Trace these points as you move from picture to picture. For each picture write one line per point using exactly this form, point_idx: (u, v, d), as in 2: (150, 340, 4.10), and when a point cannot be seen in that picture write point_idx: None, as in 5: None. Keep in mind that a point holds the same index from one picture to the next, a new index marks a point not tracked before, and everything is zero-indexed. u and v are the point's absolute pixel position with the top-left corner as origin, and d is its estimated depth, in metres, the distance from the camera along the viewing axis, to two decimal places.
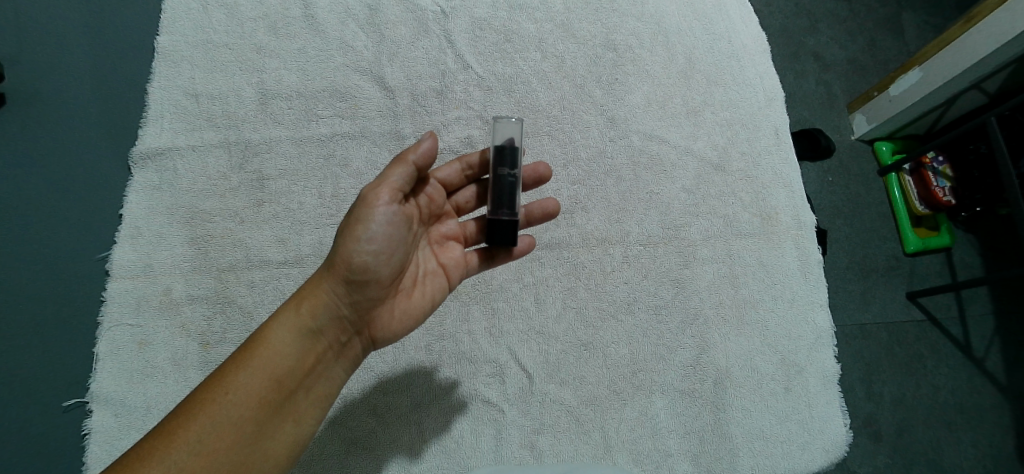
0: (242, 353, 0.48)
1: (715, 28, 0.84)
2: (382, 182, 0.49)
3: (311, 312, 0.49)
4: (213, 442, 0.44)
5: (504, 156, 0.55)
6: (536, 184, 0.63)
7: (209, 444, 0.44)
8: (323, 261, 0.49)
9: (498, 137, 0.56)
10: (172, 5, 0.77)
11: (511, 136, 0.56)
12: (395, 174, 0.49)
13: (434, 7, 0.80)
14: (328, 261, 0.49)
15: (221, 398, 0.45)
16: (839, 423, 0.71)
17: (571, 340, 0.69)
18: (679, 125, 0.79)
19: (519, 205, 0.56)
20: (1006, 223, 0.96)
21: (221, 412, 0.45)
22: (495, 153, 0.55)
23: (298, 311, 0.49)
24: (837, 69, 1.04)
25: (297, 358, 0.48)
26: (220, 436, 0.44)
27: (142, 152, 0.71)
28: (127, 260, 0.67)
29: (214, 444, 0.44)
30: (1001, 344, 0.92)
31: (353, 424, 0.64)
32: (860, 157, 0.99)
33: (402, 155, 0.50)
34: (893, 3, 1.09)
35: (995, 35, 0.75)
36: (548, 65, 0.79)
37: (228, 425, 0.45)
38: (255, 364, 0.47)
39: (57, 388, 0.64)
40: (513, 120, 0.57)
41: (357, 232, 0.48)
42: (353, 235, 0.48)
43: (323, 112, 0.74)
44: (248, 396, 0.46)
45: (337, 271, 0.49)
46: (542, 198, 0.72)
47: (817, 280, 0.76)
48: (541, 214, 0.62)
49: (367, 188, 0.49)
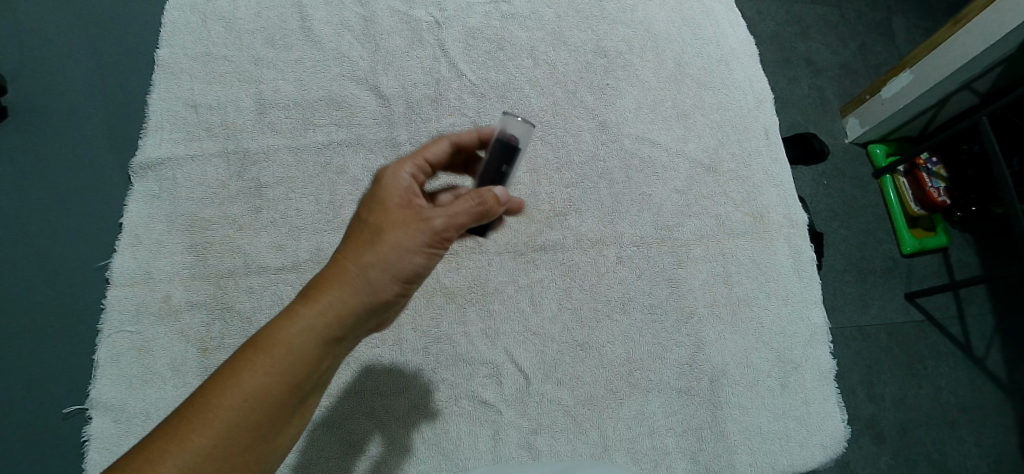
0: (260, 355, 0.42)
1: (704, 33, 0.86)
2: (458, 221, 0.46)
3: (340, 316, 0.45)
4: (231, 448, 0.40)
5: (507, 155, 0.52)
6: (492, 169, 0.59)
7: (222, 453, 0.40)
8: (364, 267, 0.44)
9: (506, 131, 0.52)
10: (172, 20, 0.79)
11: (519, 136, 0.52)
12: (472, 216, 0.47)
13: (428, 17, 0.82)
14: (370, 271, 0.45)
15: (235, 405, 0.41)
16: (837, 418, 0.71)
17: (567, 340, 0.69)
18: (669, 128, 0.80)
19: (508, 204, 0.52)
20: (1003, 221, 0.97)
21: (241, 417, 0.41)
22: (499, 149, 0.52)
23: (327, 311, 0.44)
24: (827, 73, 1.05)
25: (321, 364, 0.45)
26: (233, 444, 0.41)
27: (141, 162, 0.72)
28: (127, 268, 0.68)
29: (232, 450, 0.40)
30: (1001, 342, 0.91)
31: (327, 433, 0.63)
32: (853, 159, 1.00)
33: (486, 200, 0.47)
34: (882, 8, 1.11)
35: (983, 35, 0.76)
36: (540, 72, 0.81)
37: (246, 431, 0.41)
38: (275, 369, 0.42)
39: (57, 395, 0.65)
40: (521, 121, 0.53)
41: (419, 260, 0.46)
42: (413, 260, 0.45)
43: (320, 120, 0.76)
44: (268, 402, 0.42)
45: (376, 277, 0.45)
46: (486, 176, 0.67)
47: (811, 277, 0.76)
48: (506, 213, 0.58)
49: (434, 215, 0.46)
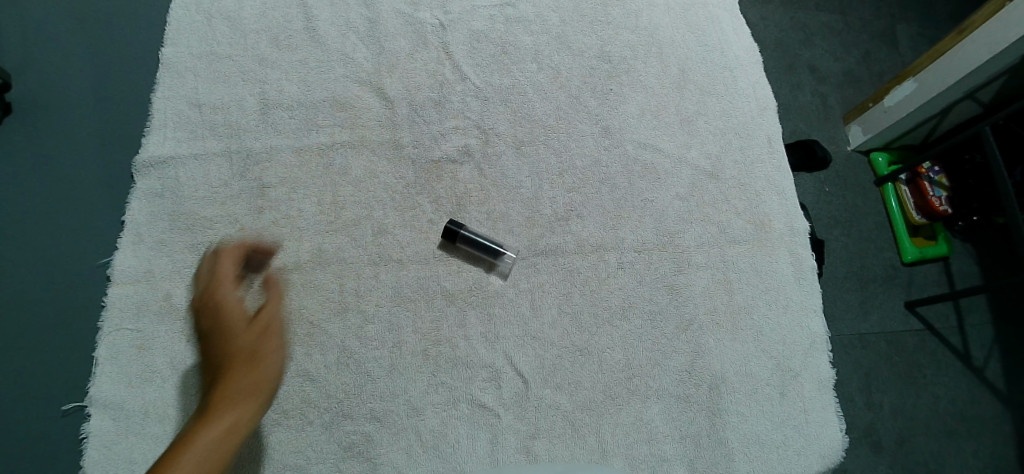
0: (172, 451, 0.42)
1: (708, 39, 0.86)
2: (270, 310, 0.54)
3: (229, 406, 0.47)
4: None
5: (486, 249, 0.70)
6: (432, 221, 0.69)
7: None
8: (228, 361, 0.50)
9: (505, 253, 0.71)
10: (177, 18, 0.79)
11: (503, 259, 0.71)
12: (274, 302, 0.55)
13: (432, 20, 0.82)
14: (240, 359, 0.50)
15: None
16: (835, 428, 0.70)
17: (567, 345, 0.69)
18: (672, 134, 0.80)
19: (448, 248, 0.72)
20: (1003, 231, 0.97)
21: None
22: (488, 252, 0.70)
23: (223, 407, 0.46)
24: (831, 81, 1.05)
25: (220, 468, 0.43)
26: None
27: (145, 160, 0.73)
28: (128, 266, 0.68)
29: None
30: (1000, 353, 0.91)
31: (292, 436, 0.63)
32: (856, 168, 1.00)
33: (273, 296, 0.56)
34: (886, 17, 1.11)
35: (987, 45, 0.76)
36: (544, 76, 0.81)
37: None
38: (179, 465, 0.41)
39: (56, 392, 0.65)
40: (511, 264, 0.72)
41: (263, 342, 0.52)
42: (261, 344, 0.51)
43: (323, 121, 0.76)
44: None
45: (241, 363, 0.50)
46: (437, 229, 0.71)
47: (812, 286, 0.76)
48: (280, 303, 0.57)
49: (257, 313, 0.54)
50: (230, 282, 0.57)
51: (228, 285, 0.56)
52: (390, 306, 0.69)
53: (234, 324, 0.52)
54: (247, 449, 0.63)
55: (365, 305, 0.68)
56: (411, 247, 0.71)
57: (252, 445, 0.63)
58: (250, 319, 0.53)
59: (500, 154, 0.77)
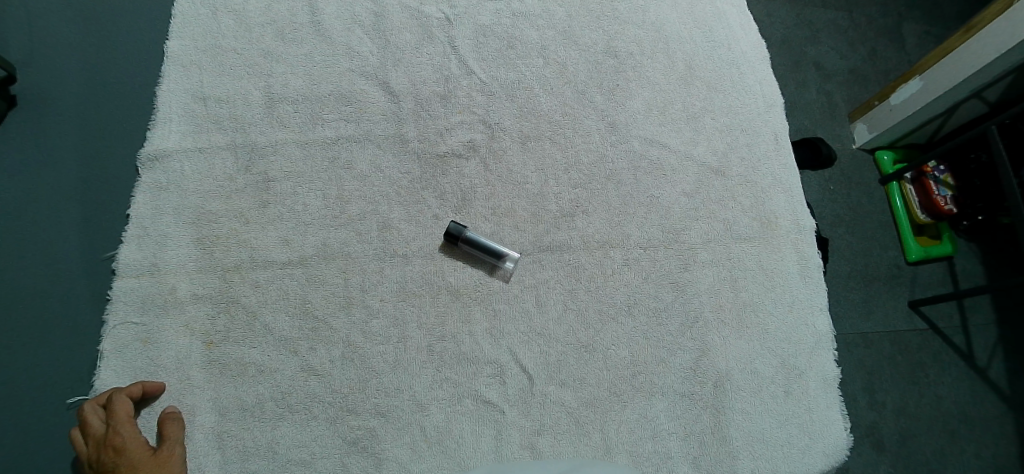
0: None
1: (715, 36, 0.86)
2: (173, 441, 0.58)
3: None
4: None
5: (491, 252, 0.70)
6: (448, 234, 0.70)
7: None
8: None
9: (507, 254, 0.71)
10: (182, 12, 0.79)
11: (506, 257, 0.71)
12: (173, 431, 0.59)
13: (439, 14, 0.82)
14: None
15: None
16: (839, 428, 0.70)
17: (572, 342, 0.69)
18: (679, 130, 0.80)
19: (456, 251, 0.72)
20: (1008, 231, 0.96)
21: None
22: (492, 254, 0.70)
23: None
24: (838, 79, 1.05)
25: None
26: None
27: (150, 153, 0.72)
28: (133, 260, 0.68)
29: None
30: (1004, 353, 0.90)
31: (297, 432, 0.64)
32: (861, 166, 1.00)
33: (171, 430, 0.59)
34: (893, 14, 1.10)
35: (995, 43, 0.75)
36: (551, 71, 0.81)
37: None
38: None
39: (60, 386, 0.65)
40: (513, 263, 0.71)
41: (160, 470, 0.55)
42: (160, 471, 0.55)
43: (328, 115, 0.76)
44: None
45: None
46: (447, 235, 0.70)
47: (818, 284, 0.76)
48: (172, 438, 0.59)
49: (162, 445, 0.58)
50: (130, 423, 0.57)
51: (128, 427, 0.57)
52: (395, 301, 0.69)
53: (133, 452, 0.55)
54: (252, 443, 0.63)
55: (370, 300, 0.68)
56: (416, 242, 0.71)
57: (257, 439, 0.63)
58: (151, 451, 0.57)
59: (506, 149, 0.76)
